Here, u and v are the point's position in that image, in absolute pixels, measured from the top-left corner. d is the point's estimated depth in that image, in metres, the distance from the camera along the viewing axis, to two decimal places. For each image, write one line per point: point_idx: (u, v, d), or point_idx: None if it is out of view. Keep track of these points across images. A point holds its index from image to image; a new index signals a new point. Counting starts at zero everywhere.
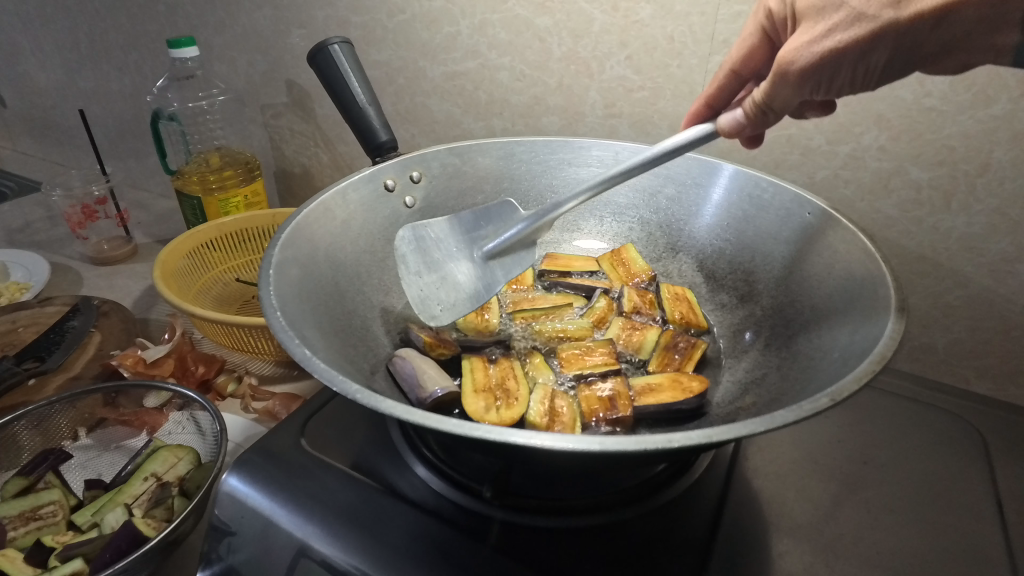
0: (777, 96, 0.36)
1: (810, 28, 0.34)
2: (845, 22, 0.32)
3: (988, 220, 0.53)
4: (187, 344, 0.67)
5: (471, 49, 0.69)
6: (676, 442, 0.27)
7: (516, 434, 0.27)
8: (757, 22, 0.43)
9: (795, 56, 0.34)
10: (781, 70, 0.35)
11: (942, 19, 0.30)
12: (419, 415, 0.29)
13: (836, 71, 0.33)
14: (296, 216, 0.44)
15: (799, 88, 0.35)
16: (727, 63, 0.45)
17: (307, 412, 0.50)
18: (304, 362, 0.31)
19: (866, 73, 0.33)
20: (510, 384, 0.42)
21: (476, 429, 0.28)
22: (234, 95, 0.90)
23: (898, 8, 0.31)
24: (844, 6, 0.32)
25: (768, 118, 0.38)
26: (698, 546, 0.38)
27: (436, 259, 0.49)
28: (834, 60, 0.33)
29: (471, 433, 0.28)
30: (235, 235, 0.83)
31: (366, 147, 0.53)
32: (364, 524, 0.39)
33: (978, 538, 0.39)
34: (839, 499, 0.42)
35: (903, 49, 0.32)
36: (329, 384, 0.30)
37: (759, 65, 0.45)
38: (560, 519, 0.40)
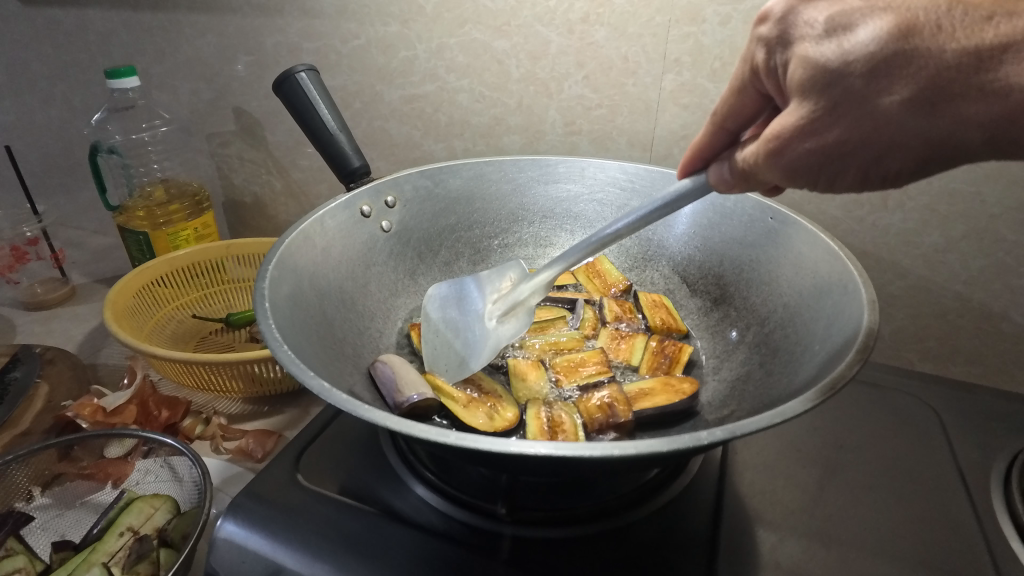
0: (763, 172, 0.33)
1: (801, 104, 0.30)
2: (851, 113, 0.29)
3: (920, 216, 0.58)
4: (148, 387, 0.64)
5: (430, 73, 0.70)
6: (703, 442, 0.29)
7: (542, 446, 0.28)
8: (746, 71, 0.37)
9: (787, 145, 0.31)
10: (770, 157, 0.32)
11: (981, 131, 0.27)
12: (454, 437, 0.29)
13: (841, 170, 0.31)
14: (279, 245, 0.43)
15: (785, 177, 0.32)
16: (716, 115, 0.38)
17: (300, 446, 0.48)
18: (324, 394, 0.31)
19: (870, 172, 0.30)
20: (490, 387, 0.43)
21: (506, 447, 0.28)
22: (179, 125, 0.86)
23: (922, 112, 0.27)
24: (852, 99, 0.28)
25: (753, 185, 0.35)
26: (704, 540, 0.39)
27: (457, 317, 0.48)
28: (837, 159, 0.30)
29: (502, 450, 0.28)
30: (187, 269, 0.80)
31: (339, 174, 0.53)
32: (376, 555, 0.38)
33: (949, 505, 0.43)
34: (824, 483, 0.45)
35: (928, 156, 0.29)
36: (354, 414, 0.30)
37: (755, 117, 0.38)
38: (569, 529, 0.40)
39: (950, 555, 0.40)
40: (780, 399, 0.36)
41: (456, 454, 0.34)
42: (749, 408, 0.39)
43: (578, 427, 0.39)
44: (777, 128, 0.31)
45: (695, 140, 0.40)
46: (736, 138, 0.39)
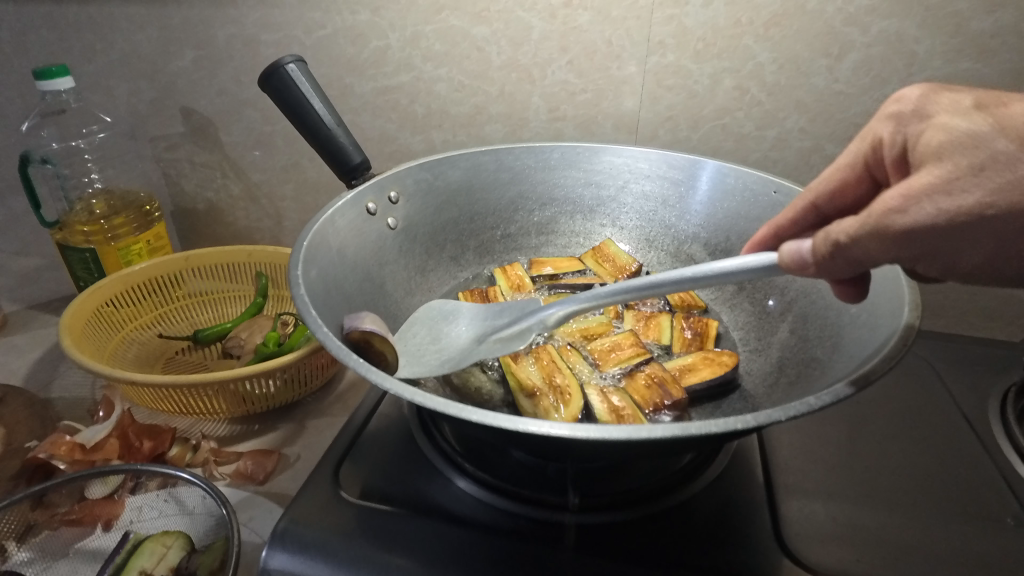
0: (858, 242, 0.30)
1: (937, 168, 0.29)
2: (991, 178, 0.27)
3: None
4: (127, 417, 0.58)
5: (404, 62, 0.68)
6: (815, 406, 0.28)
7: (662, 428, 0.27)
8: (858, 154, 0.38)
9: (902, 208, 0.28)
10: (875, 227, 0.29)
11: None
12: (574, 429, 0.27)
13: (972, 244, 0.28)
14: (301, 246, 0.40)
15: (895, 251, 0.29)
16: (809, 192, 0.41)
17: (336, 457, 0.45)
18: (419, 399, 0.29)
19: (1011, 250, 0.27)
20: (562, 379, 0.42)
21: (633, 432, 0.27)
22: (115, 129, 0.78)
23: None
24: (996, 164, 0.27)
25: (837, 264, 0.31)
26: (761, 504, 0.41)
27: (442, 333, 0.45)
28: (969, 223, 0.27)
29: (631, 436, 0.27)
30: (143, 286, 0.73)
31: (339, 171, 0.50)
32: (447, 562, 0.37)
33: (958, 442, 0.47)
34: (853, 438, 0.48)
35: None
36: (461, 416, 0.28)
37: (849, 202, 0.40)
38: (635, 510, 0.40)
39: (973, 491, 0.43)
40: (834, 359, 0.37)
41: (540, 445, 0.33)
42: (796, 375, 0.40)
43: (639, 410, 0.40)
44: (894, 192, 0.29)
45: (774, 220, 0.43)
46: (821, 222, 0.41)
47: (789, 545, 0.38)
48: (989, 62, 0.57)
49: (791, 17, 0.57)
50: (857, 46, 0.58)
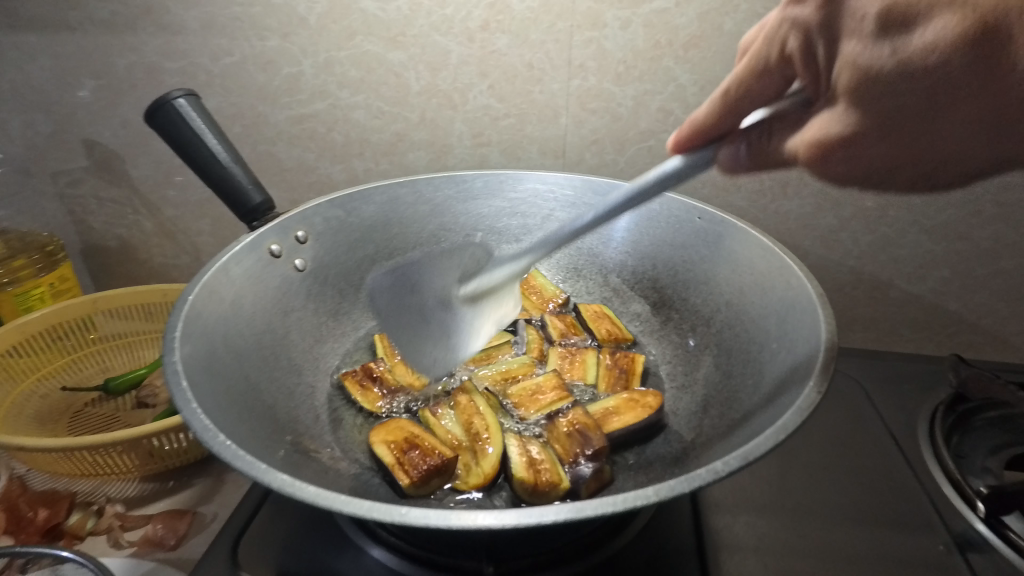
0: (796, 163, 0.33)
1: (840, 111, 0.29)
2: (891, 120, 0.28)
3: (815, 201, 0.64)
4: (17, 487, 0.55)
5: (319, 90, 0.64)
6: (721, 472, 0.27)
7: (550, 512, 0.25)
8: (784, 41, 0.31)
9: (822, 147, 0.30)
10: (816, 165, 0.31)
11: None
12: (456, 518, 0.26)
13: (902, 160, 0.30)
14: (182, 306, 0.37)
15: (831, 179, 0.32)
16: (731, 83, 0.34)
17: (237, 531, 0.42)
18: (289, 490, 0.27)
19: (942, 159, 0.30)
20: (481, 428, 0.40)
21: (525, 517, 0.25)
22: (11, 165, 0.72)
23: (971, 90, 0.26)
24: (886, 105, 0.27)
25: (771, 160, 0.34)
26: (690, 552, 0.39)
27: (414, 305, 0.47)
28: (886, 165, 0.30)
29: (523, 521, 0.25)
30: (44, 334, 0.68)
31: (238, 212, 0.46)
32: None
33: (889, 467, 0.47)
34: (784, 471, 0.47)
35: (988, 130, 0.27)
36: (337, 508, 0.26)
37: (787, 80, 0.33)
38: (558, 570, 0.38)
39: (902, 521, 0.42)
40: (754, 403, 0.36)
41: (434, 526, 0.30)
42: (720, 416, 0.38)
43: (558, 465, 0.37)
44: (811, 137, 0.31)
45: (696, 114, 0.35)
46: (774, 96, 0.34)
47: None
48: None
49: (710, 38, 0.57)
50: None
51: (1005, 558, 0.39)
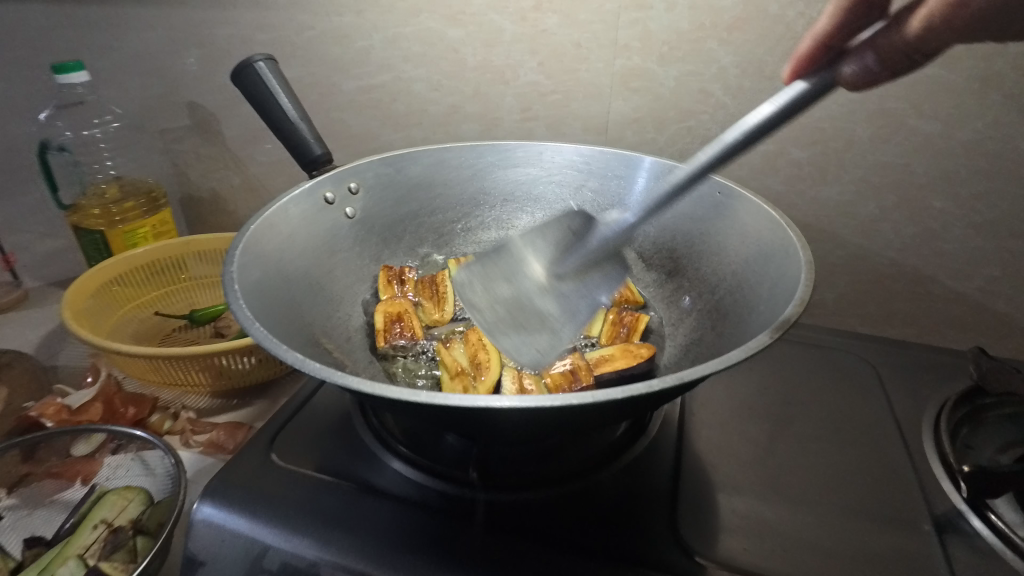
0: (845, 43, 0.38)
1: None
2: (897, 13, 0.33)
3: (856, 188, 0.64)
4: (113, 386, 0.64)
5: (385, 63, 0.71)
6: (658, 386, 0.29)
7: (504, 400, 0.29)
8: None
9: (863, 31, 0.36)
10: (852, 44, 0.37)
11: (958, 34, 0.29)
12: (423, 395, 0.29)
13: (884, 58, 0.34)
14: (245, 233, 0.43)
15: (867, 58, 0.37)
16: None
17: (276, 427, 0.49)
18: (298, 364, 0.31)
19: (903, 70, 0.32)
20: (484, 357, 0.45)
21: (482, 400, 0.29)
22: (129, 122, 0.85)
23: None
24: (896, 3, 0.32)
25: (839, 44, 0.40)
26: (665, 491, 0.42)
27: (491, 280, 0.46)
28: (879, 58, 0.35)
29: (479, 403, 0.29)
30: (146, 268, 0.79)
31: (301, 162, 0.54)
32: (353, 528, 0.39)
33: (885, 444, 0.46)
34: (775, 437, 0.47)
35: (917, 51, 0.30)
36: (331, 379, 0.30)
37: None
38: (540, 490, 0.42)
39: (887, 494, 0.42)
40: None
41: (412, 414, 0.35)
42: None
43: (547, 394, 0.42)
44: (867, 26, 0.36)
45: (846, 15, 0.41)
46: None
47: (683, 533, 0.39)
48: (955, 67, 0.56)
49: (752, 21, 0.58)
50: None
51: (977, 534, 0.39)
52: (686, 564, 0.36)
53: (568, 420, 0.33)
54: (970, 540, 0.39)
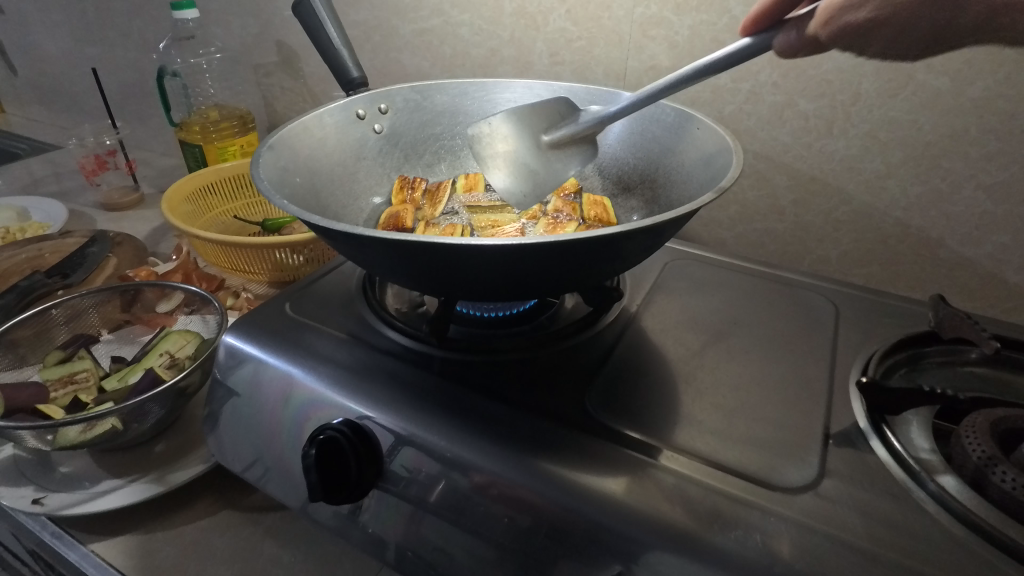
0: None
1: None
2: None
3: (862, 143, 0.65)
4: (192, 264, 0.80)
5: (436, 8, 0.80)
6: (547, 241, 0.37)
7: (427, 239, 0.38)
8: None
9: None
10: None
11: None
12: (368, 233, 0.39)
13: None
14: (282, 128, 0.54)
15: None
16: None
17: (295, 291, 0.60)
18: (285, 207, 0.41)
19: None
20: None
21: (411, 238, 0.38)
22: (229, 56, 1.00)
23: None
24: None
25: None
26: (590, 371, 0.49)
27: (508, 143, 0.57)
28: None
29: (408, 239, 0.38)
30: (233, 180, 0.93)
31: (340, 83, 0.64)
32: (334, 361, 0.50)
33: (809, 363, 0.50)
34: (709, 345, 0.52)
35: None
36: (306, 219, 0.40)
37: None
38: (487, 356, 0.51)
39: (794, 401, 0.46)
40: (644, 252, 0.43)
41: (372, 265, 0.44)
42: None
43: None
44: None
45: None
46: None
47: (591, 401, 0.46)
48: None
49: None
50: None
51: (870, 453, 0.42)
52: (586, 422, 0.44)
53: (489, 276, 0.41)
54: (857, 453, 0.42)
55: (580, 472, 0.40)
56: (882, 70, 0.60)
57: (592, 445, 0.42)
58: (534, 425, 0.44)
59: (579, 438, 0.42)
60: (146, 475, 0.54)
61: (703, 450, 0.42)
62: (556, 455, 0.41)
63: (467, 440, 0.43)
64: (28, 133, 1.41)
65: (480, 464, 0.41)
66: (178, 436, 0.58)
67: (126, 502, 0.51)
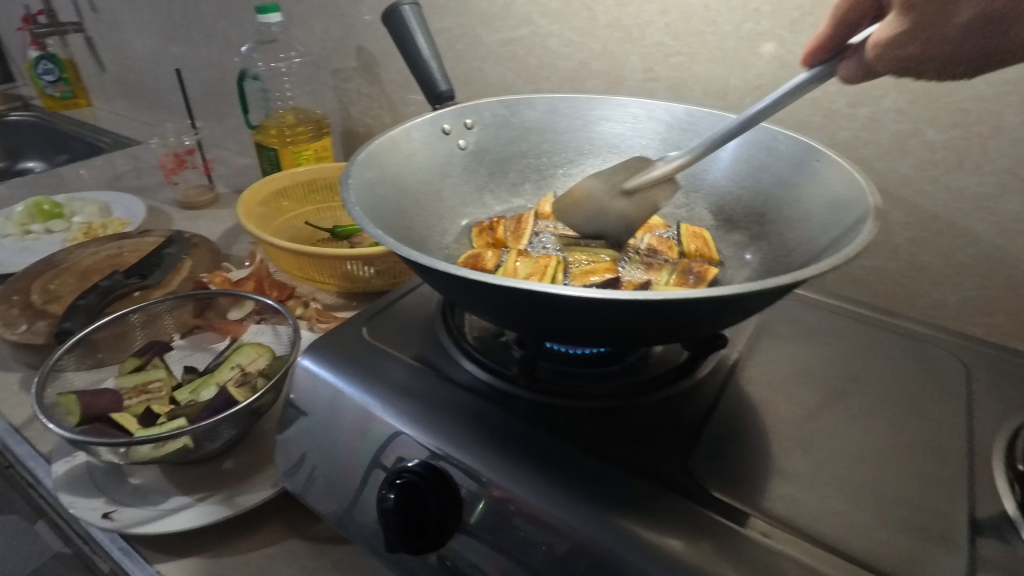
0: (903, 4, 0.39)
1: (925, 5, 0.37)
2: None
3: (1000, 180, 0.57)
4: (265, 271, 0.79)
5: (525, 17, 0.76)
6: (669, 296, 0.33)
7: (534, 285, 0.34)
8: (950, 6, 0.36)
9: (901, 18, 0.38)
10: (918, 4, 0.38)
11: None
12: (466, 271, 0.36)
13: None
14: (371, 144, 0.51)
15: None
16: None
17: (371, 312, 0.58)
18: (377, 236, 0.39)
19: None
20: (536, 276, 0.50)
21: (516, 282, 0.35)
22: (310, 60, 1.00)
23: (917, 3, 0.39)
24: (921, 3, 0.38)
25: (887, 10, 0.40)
26: (691, 428, 0.45)
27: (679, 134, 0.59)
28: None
29: (512, 284, 0.35)
30: (306, 185, 0.92)
31: (427, 96, 0.61)
32: (413, 394, 0.47)
33: (944, 434, 0.44)
34: (824, 405, 0.46)
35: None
36: (399, 251, 0.38)
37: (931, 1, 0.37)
38: (576, 400, 0.47)
39: (928, 480, 0.40)
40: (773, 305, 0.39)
41: (467, 301, 0.41)
42: None
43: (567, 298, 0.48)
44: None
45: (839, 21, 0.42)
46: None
47: (693, 463, 0.41)
48: None
49: None
50: None
51: None
52: (689, 487, 0.40)
53: (594, 323, 0.37)
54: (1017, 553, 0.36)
55: (690, 552, 0.35)
56: None
57: (700, 516, 0.37)
58: (633, 489, 0.39)
59: (685, 508, 0.38)
60: (213, 495, 0.53)
61: (828, 533, 0.37)
62: (660, 526, 0.36)
63: (558, 499, 0.39)
64: (113, 127, 1.47)
65: (573, 529, 0.37)
66: (246, 454, 0.57)
67: (194, 523, 0.50)
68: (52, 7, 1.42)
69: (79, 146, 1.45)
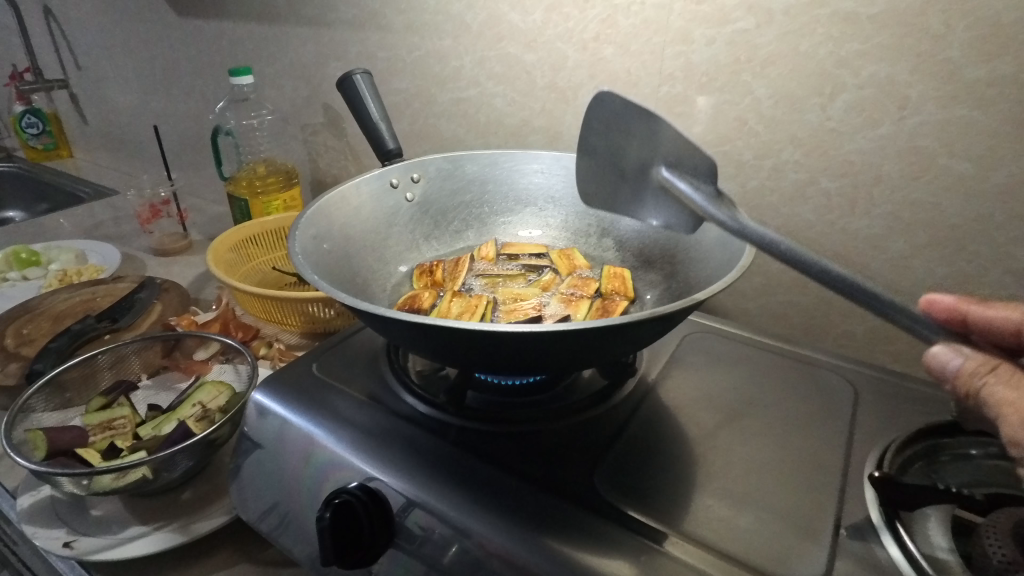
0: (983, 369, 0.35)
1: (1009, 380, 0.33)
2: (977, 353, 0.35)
3: (886, 222, 0.65)
4: (231, 312, 0.84)
5: (473, 79, 0.84)
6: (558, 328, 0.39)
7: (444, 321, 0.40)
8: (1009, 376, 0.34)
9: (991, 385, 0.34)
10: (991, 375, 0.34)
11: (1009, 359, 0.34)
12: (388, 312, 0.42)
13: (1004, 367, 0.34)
14: (322, 198, 0.57)
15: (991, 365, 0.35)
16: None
17: (322, 350, 0.63)
18: (313, 282, 0.44)
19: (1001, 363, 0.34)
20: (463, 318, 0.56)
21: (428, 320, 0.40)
22: (280, 116, 1.07)
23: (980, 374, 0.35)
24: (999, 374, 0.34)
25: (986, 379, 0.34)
26: (601, 446, 0.50)
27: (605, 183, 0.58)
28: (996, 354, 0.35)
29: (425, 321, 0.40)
30: (274, 233, 0.98)
31: (378, 154, 0.68)
32: (353, 424, 0.52)
33: (823, 448, 0.49)
34: (722, 425, 0.52)
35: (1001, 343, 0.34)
36: (331, 295, 0.43)
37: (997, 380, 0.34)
38: (501, 426, 0.52)
39: (804, 490, 0.46)
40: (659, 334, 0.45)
41: (395, 337, 0.46)
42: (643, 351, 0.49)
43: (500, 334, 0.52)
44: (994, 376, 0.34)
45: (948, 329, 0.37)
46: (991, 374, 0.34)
47: (598, 479, 0.46)
48: (988, 109, 0.56)
49: (786, 58, 0.63)
50: (848, 88, 0.61)
51: (882, 549, 0.40)
52: (593, 500, 0.44)
53: (503, 355, 0.43)
54: (871, 550, 0.41)
55: (586, 554, 0.40)
56: (905, 154, 0.61)
57: (597, 525, 0.42)
58: (543, 502, 0.44)
59: (586, 518, 0.42)
60: (169, 523, 0.56)
61: (709, 537, 0.42)
62: (562, 534, 0.41)
63: (476, 512, 0.43)
64: (93, 177, 1.52)
65: (486, 537, 0.42)
66: (204, 484, 0.61)
67: (150, 549, 0.53)
68: (38, 65, 1.49)
69: (60, 195, 1.50)
